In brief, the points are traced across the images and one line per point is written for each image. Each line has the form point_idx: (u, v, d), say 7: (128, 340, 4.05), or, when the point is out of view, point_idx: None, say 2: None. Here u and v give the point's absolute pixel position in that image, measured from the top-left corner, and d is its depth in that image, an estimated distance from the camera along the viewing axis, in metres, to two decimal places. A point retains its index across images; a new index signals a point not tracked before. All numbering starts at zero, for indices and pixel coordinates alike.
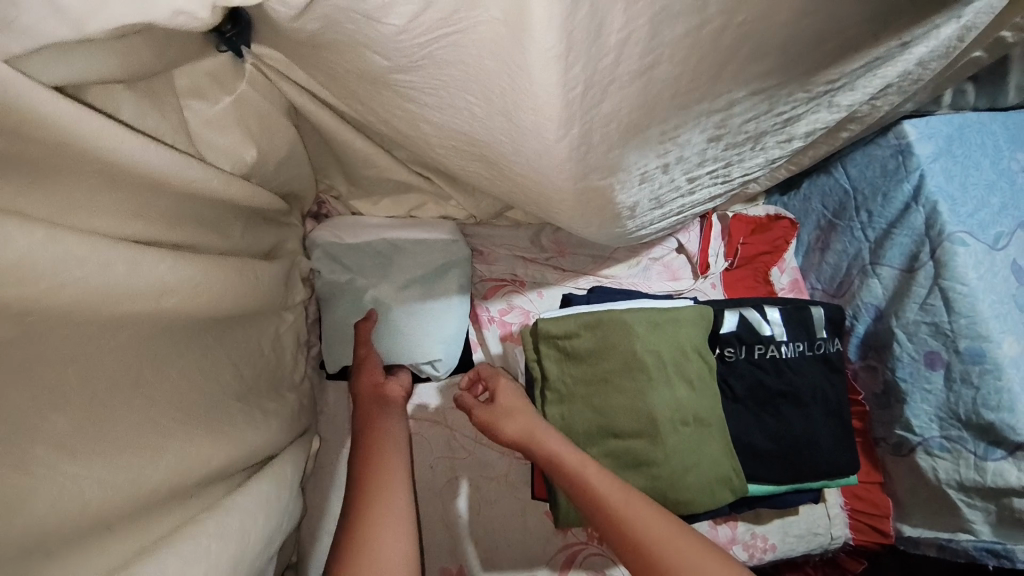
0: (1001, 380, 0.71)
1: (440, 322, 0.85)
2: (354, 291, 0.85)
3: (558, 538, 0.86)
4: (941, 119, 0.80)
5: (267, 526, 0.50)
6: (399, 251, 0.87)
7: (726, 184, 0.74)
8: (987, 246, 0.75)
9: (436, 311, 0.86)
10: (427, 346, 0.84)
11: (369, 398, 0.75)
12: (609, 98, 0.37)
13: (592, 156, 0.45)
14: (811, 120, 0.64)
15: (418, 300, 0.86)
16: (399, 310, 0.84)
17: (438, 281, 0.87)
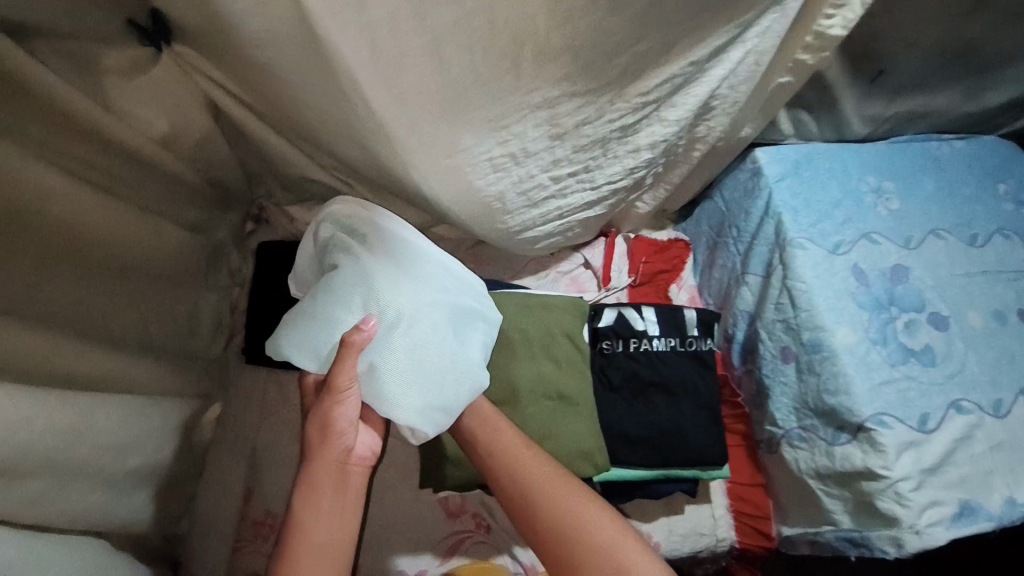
0: (835, 365, 0.78)
1: (449, 371, 0.66)
2: (362, 277, 0.65)
3: (447, 524, 0.90)
4: (790, 147, 0.92)
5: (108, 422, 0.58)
6: (434, 272, 0.71)
7: (596, 191, 0.85)
8: (825, 251, 0.85)
9: (449, 358, 0.67)
10: (418, 397, 0.63)
11: (324, 467, 0.65)
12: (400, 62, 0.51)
13: (420, 123, 0.59)
14: (649, 132, 0.77)
15: (438, 339, 0.66)
16: (410, 333, 0.64)
17: (459, 328, 0.70)
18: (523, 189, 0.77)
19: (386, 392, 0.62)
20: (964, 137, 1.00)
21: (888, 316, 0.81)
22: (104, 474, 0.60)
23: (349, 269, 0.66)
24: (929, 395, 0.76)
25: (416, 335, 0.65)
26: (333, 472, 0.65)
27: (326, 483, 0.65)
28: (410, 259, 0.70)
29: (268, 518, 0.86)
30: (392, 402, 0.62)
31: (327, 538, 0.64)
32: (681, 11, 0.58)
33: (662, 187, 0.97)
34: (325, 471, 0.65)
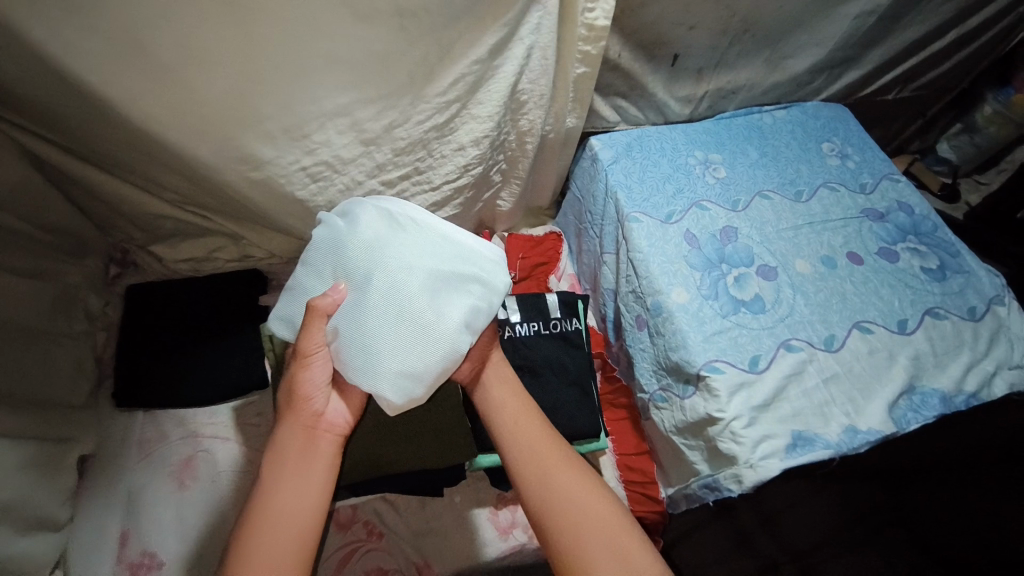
0: (673, 323, 0.82)
1: (420, 334, 0.63)
2: (335, 244, 0.67)
3: (336, 536, 0.86)
4: (621, 133, 1.00)
5: None
6: (426, 237, 0.69)
7: (437, 191, 0.90)
8: (658, 221, 0.91)
9: (422, 320, 0.63)
10: (381, 364, 0.62)
11: (295, 427, 0.65)
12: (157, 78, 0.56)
13: (207, 136, 0.64)
14: (467, 129, 0.83)
15: (408, 301, 0.64)
16: (375, 299, 0.63)
17: (441, 289, 0.66)
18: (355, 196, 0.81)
19: (350, 354, 0.62)
20: (785, 106, 1.08)
21: (719, 272, 0.87)
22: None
23: (325, 237, 0.67)
24: (758, 338, 0.81)
25: (382, 295, 0.63)
26: (302, 435, 0.65)
27: (290, 441, 0.65)
28: (398, 225, 0.69)
29: (146, 558, 0.85)
30: (353, 369, 0.62)
31: (283, 498, 0.61)
32: (440, 17, 0.64)
33: (514, 183, 1.03)
34: (294, 432, 0.65)
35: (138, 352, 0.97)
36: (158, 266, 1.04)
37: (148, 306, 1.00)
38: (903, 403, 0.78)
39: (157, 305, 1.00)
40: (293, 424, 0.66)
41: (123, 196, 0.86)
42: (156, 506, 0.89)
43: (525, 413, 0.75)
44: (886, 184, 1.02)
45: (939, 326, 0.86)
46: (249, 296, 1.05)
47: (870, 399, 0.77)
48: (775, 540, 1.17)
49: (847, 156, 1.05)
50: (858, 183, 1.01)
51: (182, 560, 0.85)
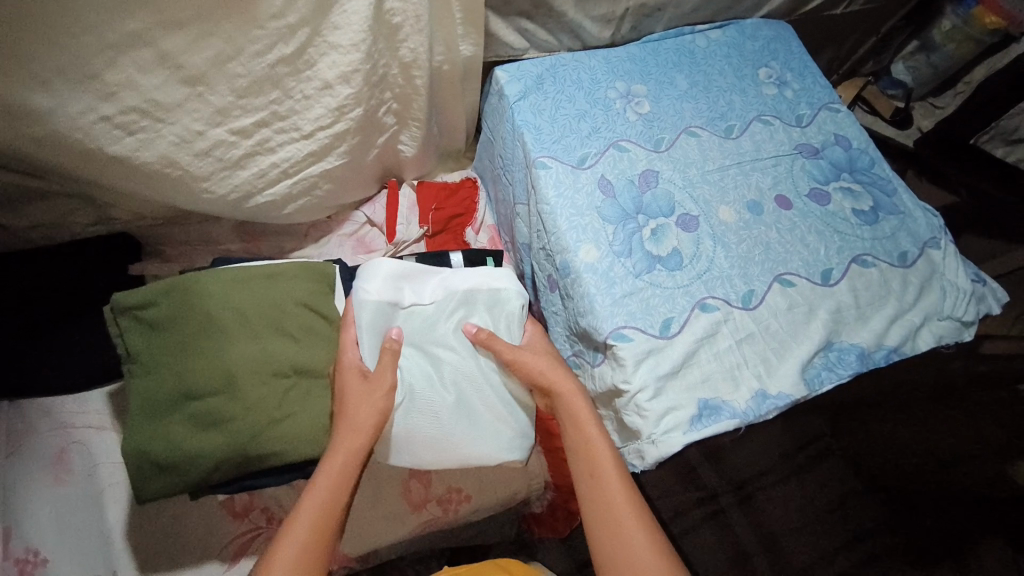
0: (580, 286, 0.73)
1: (502, 400, 0.76)
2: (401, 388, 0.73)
3: (233, 525, 0.83)
4: (532, 62, 0.86)
5: None
6: (436, 312, 0.78)
7: (311, 140, 0.75)
8: (569, 167, 0.80)
9: (495, 390, 0.76)
10: (497, 442, 0.74)
11: (350, 432, 0.66)
12: None
13: None
14: (330, 62, 0.68)
15: (477, 386, 0.75)
16: (467, 397, 0.74)
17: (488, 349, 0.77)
18: (198, 148, 0.67)
19: (471, 452, 0.73)
20: (720, 25, 0.96)
21: (634, 225, 0.77)
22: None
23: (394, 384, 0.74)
24: (672, 299, 0.73)
25: (457, 396, 0.74)
26: (355, 434, 0.67)
27: (353, 439, 0.66)
28: (415, 324, 0.77)
29: (31, 555, 0.74)
30: (496, 452, 0.74)
31: (336, 490, 0.64)
32: None
33: (412, 125, 0.89)
34: (353, 437, 0.66)
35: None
36: (1, 238, 0.89)
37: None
38: (818, 362, 0.73)
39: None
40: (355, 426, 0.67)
41: None
42: (34, 500, 0.78)
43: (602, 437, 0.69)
44: (824, 116, 0.92)
45: (864, 274, 0.80)
46: (116, 261, 0.93)
47: (784, 359, 0.72)
48: (718, 472, 1.26)
49: (785, 84, 0.94)
50: (795, 114, 0.92)
51: None
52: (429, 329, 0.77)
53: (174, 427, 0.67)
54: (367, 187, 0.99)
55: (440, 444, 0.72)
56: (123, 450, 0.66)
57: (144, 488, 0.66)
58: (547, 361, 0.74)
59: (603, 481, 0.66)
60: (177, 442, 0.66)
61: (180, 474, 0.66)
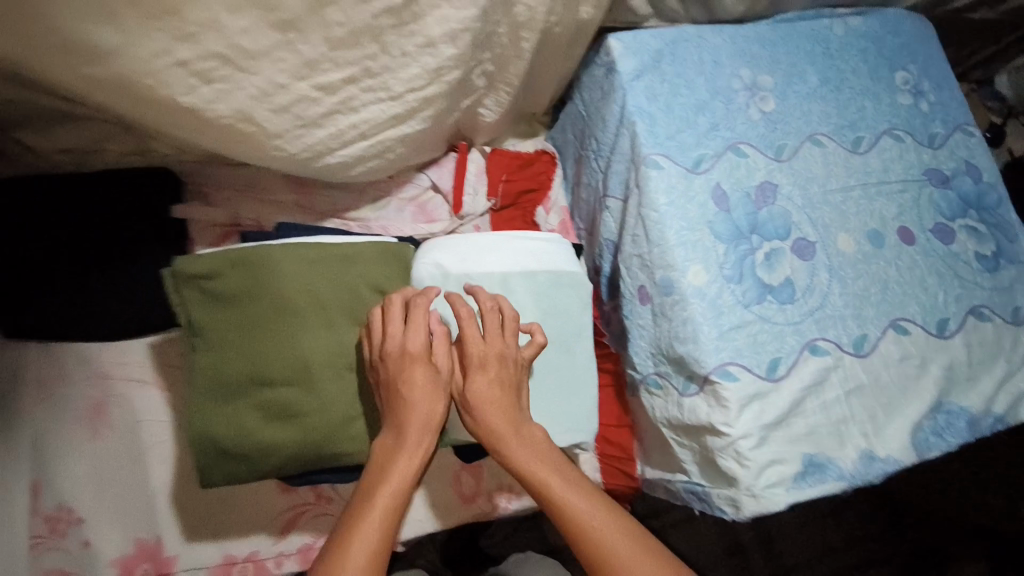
0: (684, 310, 0.69)
1: (564, 378, 0.75)
2: None
3: (283, 498, 0.81)
4: (651, 33, 0.74)
5: None
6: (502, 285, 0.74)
7: (399, 102, 0.65)
8: (683, 170, 0.71)
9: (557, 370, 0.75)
10: (565, 421, 0.75)
11: (408, 429, 0.59)
12: None
13: None
14: (440, 17, 0.57)
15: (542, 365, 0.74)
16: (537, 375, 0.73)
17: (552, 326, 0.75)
18: (276, 103, 0.57)
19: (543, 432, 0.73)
20: (860, 12, 0.83)
21: (747, 247, 0.70)
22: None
23: None
24: (782, 336, 0.68)
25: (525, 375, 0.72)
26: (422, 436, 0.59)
27: (414, 435, 0.59)
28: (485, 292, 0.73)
29: (63, 512, 0.76)
30: (566, 430, 0.75)
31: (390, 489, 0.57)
32: None
33: (503, 90, 0.78)
34: (415, 433, 0.59)
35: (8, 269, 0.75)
36: (29, 156, 0.79)
37: (16, 208, 0.76)
38: (926, 425, 0.69)
39: (25, 210, 0.77)
40: (416, 425, 0.59)
41: None
42: (67, 453, 0.77)
43: (570, 473, 0.62)
44: (957, 138, 0.82)
45: (979, 329, 0.73)
46: (155, 202, 0.82)
47: (892, 418, 0.68)
48: None
49: (922, 95, 0.83)
50: (927, 132, 0.81)
51: (106, 517, 0.77)
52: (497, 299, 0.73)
53: (244, 413, 0.63)
54: (438, 150, 0.89)
55: None
56: (188, 429, 0.63)
57: (209, 473, 0.64)
58: (489, 390, 0.63)
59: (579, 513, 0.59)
60: (246, 428, 0.63)
61: (249, 462, 0.64)
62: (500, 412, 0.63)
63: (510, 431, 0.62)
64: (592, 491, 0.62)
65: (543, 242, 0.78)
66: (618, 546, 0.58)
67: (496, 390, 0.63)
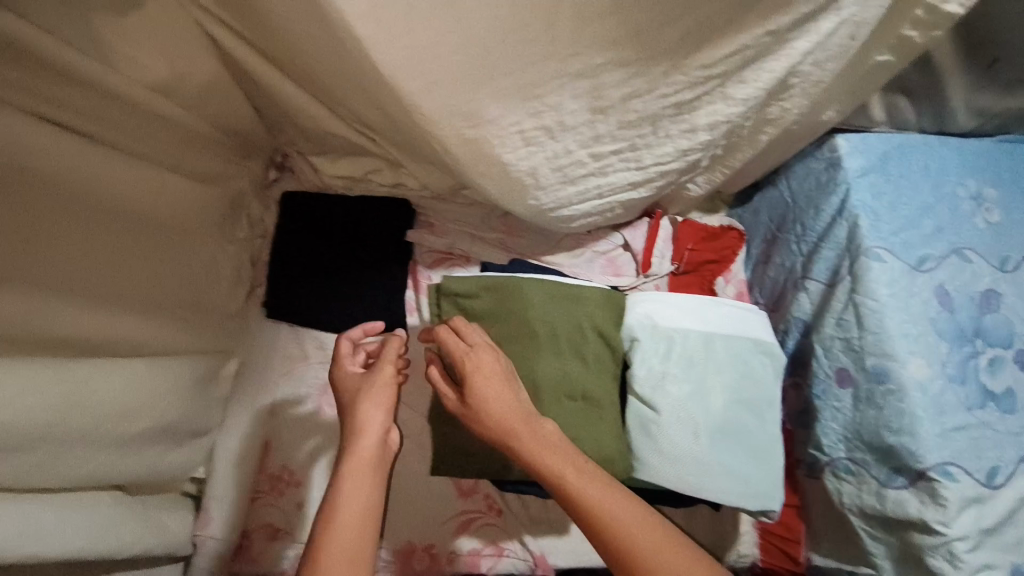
0: (903, 402, 0.71)
1: (755, 444, 0.76)
2: (675, 411, 0.76)
3: (457, 502, 0.91)
4: (878, 136, 0.79)
5: (119, 393, 0.56)
6: (703, 343, 0.79)
7: (641, 171, 0.76)
8: (907, 266, 0.74)
9: (750, 435, 0.76)
10: (754, 488, 0.74)
11: (349, 406, 0.65)
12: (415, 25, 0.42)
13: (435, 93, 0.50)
14: (709, 112, 0.65)
15: (736, 426, 0.76)
16: (729, 436, 0.75)
17: (748, 390, 0.77)
18: (557, 164, 0.69)
19: (731, 493, 0.74)
20: None
21: (971, 349, 0.71)
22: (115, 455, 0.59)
23: (665, 404, 0.76)
24: (1004, 446, 0.69)
25: (718, 435, 0.75)
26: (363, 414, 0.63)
27: (383, 417, 0.64)
28: (687, 348, 0.78)
29: (284, 473, 0.89)
30: (754, 497, 0.74)
31: (373, 466, 0.61)
32: None
33: (719, 172, 0.84)
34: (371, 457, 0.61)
35: (289, 263, 0.96)
36: (314, 177, 0.98)
37: (305, 217, 0.98)
38: None
39: (309, 220, 0.97)
40: (350, 397, 0.65)
41: (296, 107, 0.74)
42: (296, 424, 0.91)
43: (585, 467, 0.63)
44: None
45: None
46: (399, 226, 1.00)
47: None
48: None
49: None
50: None
51: (316, 486, 0.89)
52: (697, 356, 0.78)
53: None
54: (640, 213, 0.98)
55: (705, 472, 0.74)
56: None
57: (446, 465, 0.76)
58: (496, 394, 0.65)
59: (601, 502, 0.61)
60: None
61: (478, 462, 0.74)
62: (490, 406, 0.65)
63: (508, 435, 0.64)
64: (603, 484, 0.63)
65: (743, 310, 0.82)
66: (642, 540, 0.60)
67: (507, 398, 0.65)
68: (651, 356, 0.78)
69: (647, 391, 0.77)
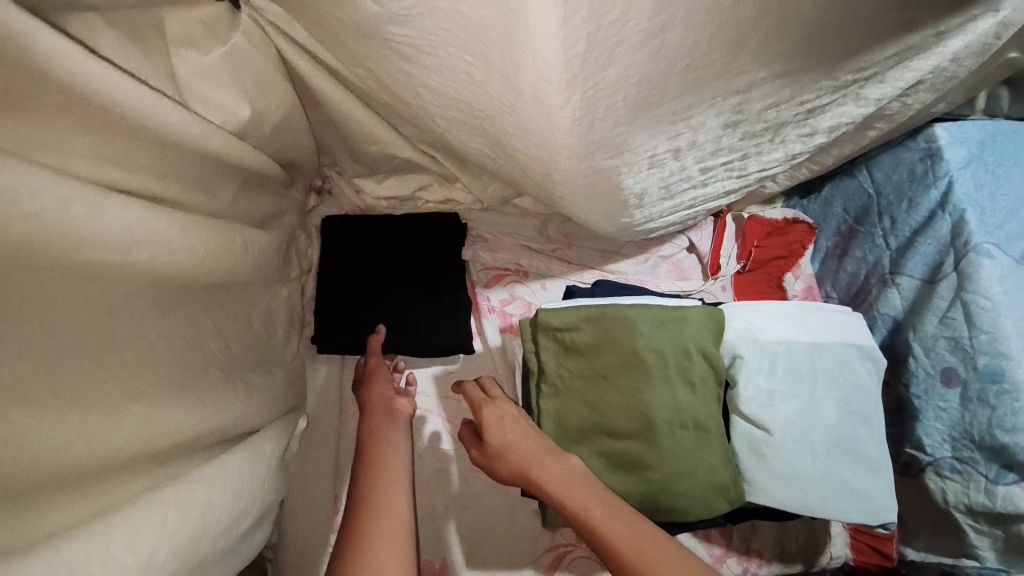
0: (1018, 401, 0.69)
1: (867, 456, 0.72)
2: (786, 430, 0.71)
3: (546, 537, 0.83)
4: (974, 124, 0.77)
5: (236, 501, 0.47)
6: (807, 354, 0.74)
7: (741, 178, 0.70)
8: (1015, 260, 0.72)
9: (864, 447, 0.72)
10: (873, 501, 0.71)
11: (377, 413, 0.72)
12: (616, 60, 0.34)
13: (596, 130, 0.42)
14: (837, 113, 0.60)
15: (848, 438, 0.72)
16: (843, 450, 0.72)
17: (855, 400, 0.74)
18: (667, 182, 0.63)
19: (849, 509, 0.70)
20: None
21: None
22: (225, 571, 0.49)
23: (775, 423, 0.71)
24: None
25: (831, 451, 0.71)
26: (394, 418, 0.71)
27: (391, 426, 0.71)
28: (793, 361, 0.74)
29: None
30: (873, 511, 0.71)
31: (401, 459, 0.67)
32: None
33: (806, 169, 0.79)
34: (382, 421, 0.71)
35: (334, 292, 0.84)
36: (355, 199, 0.89)
37: (348, 241, 0.86)
38: None
39: (353, 245, 0.86)
40: (380, 407, 0.73)
41: (361, 129, 0.65)
42: None
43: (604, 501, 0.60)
44: None
45: None
46: (456, 236, 0.88)
47: None
48: None
49: None
50: None
51: None
52: (802, 369, 0.73)
53: (589, 460, 0.68)
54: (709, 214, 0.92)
55: (823, 491, 0.70)
56: None
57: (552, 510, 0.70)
58: (510, 429, 0.65)
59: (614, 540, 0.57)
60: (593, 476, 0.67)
61: None
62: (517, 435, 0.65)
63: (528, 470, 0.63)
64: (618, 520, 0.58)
65: (840, 315, 0.78)
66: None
67: (524, 432, 0.65)
68: (755, 372, 0.73)
69: (755, 410, 0.71)
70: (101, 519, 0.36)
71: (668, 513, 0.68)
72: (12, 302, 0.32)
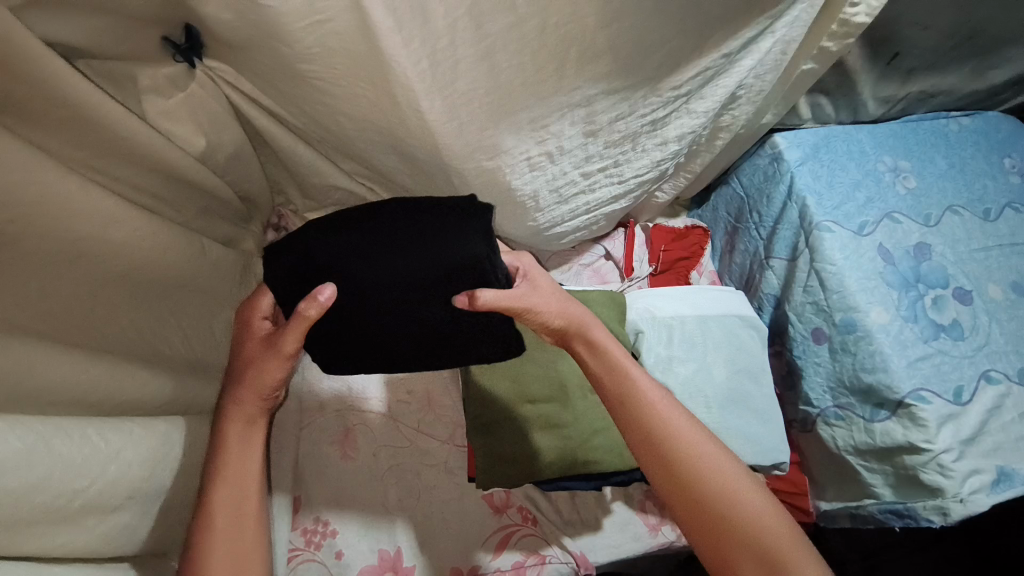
0: (872, 344, 0.82)
1: (758, 408, 0.84)
2: (688, 389, 0.83)
3: (494, 519, 0.91)
4: (808, 131, 0.96)
5: (184, 442, 0.59)
6: (699, 326, 0.87)
7: (623, 185, 0.85)
8: (852, 232, 0.88)
9: (753, 399, 0.84)
10: (764, 445, 0.82)
11: (236, 415, 0.59)
12: (460, 75, 0.51)
13: (467, 131, 0.57)
14: (678, 124, 0.77)
15: (739, 394, 0.84)
16: (734, 403, 0.83)
17: (742, 361, 0.86)
18: (556, 187, 0.77)
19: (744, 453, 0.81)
20: (969, 114, 1.01)
21: (916, 293, 0.85)
22: (172, 516, 0.58)
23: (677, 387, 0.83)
24: (960, 366, 0.82)
25: (724, 404, 0.83)
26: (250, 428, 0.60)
27: (242, 444, 0.60)
28: (686, 332, 0.86)
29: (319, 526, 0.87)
30: (765, 453, 0.82)
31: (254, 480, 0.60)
32: (718, 14, 0.62)
33: (682, 177, 0.96)
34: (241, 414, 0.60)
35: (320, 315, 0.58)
36: None
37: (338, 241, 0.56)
38: None
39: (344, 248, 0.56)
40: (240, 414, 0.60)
41: (306, 163, 0.79)
42: (324, 471, 0.91)
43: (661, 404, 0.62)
44: None
45: None
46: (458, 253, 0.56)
47: None
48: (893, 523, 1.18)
49: None
50: None
51: (353, 530, 0.88)
52: (694, 338, 0.86)
53: (517, 424, 0.77)
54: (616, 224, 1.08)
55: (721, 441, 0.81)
56: (477, 440, 0.77)
57: (488, 475, 0.76)
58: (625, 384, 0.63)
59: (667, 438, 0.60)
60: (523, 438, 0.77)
61: (521, 467, 0.76)
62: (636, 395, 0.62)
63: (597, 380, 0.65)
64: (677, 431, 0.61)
65: (725, 293, 0.92)
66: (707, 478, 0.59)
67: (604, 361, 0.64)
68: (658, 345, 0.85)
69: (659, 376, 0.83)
70: (79, 423, 0.46)
71: (584, 467, 0.78)
72: (20, 264, 0.44)
